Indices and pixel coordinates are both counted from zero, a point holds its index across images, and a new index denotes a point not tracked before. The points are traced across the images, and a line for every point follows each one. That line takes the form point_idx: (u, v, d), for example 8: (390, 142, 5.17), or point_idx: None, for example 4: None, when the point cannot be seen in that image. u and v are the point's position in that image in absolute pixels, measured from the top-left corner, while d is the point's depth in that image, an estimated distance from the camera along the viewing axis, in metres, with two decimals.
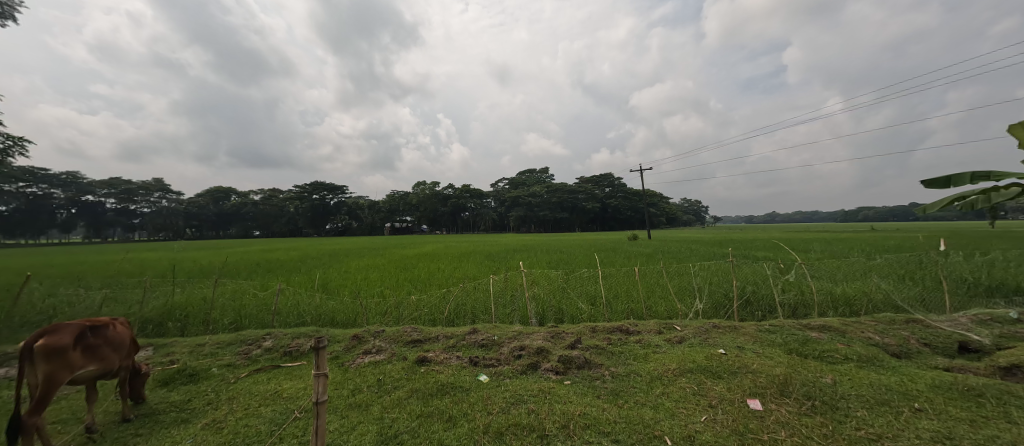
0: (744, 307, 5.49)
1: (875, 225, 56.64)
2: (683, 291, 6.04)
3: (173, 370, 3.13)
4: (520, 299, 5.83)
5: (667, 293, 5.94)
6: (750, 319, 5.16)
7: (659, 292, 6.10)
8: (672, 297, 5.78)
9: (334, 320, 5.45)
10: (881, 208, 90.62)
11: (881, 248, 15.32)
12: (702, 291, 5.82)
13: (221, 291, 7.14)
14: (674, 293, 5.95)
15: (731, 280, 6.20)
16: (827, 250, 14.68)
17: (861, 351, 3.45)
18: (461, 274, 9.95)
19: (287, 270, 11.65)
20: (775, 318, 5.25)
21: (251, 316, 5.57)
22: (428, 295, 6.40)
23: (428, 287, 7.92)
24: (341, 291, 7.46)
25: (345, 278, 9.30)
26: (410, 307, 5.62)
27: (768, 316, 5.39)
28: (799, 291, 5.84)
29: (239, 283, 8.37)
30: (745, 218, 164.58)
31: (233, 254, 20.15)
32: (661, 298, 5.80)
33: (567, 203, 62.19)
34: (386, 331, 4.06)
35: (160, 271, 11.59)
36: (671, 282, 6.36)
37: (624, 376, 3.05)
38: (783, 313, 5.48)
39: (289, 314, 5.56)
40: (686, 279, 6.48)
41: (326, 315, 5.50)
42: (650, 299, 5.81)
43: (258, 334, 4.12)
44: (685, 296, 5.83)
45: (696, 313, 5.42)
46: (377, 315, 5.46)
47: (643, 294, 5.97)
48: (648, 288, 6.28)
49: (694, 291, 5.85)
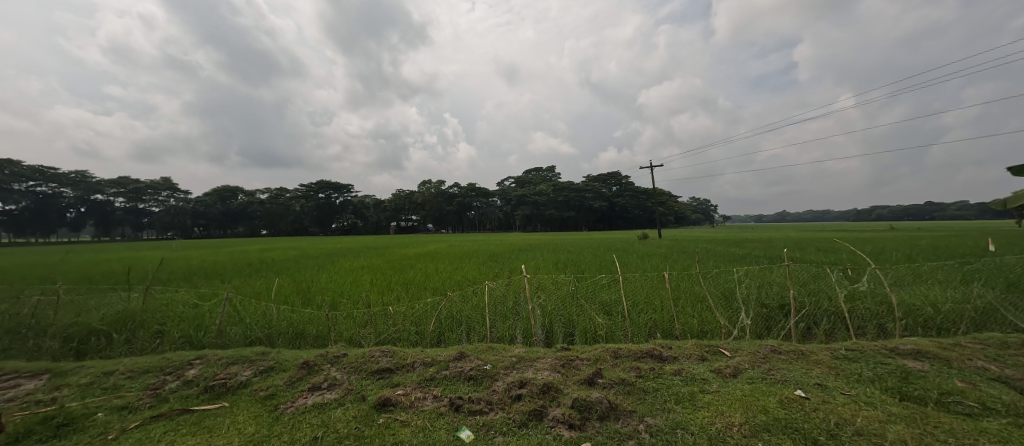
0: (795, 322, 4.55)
1: (895, 225, 54.64)
2: (715, 300, 5.15)
3: (37, 418, 2.26)
4: (522, 310, 5.00)
5: (698, 306, 5.02)
6: (802, 338, 4.23)
7: (686, 302, 5.23)
8: (705, 309, 4.88)
9: (305, 333, 4.69)
10: (897, 208, 88.21)
11: (919, 250, 14.12)
12: (739, 302, 4.92)
13: (190, 296, 6.39)
14: (707, 305, 5.04)
15: (774, 289, 5.25)
16: (860, 252, 13.56)
17: (1000, 396, 2.45)
18: (460, 277, 9.09)
19: (276, 271, 10.89)
20: (832, 339, 4.31)
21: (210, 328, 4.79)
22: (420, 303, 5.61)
23: (422, 292, 7.16)
24: (323, 297, 6.66)
25: (335, 280, 8.59)
26: (393, 319, 4.84)
27: (823, 334, 4.45)
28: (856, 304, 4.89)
29: (216, 286, 7.62)
30: (757, 216, 161.61)
31: (231, 254, 19.57)
32: (692, 311, 4.89)
33: (574, 202, 61.35)
34: (348, 356, 3.14)
35: (145, 273, 10.98)
36: (700, 294, 5.46)
37: (669, 435, 2.11)
38: (845, 331, 4.52)
39: (254, 324, 4.77)
40: (718, 286, 5.56)
41: (295, 327, 4.73)
42: (676, 310, 4.93)
43: (186, 357, 3.24)
44: (718, 307, 4.93)
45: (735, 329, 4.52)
46: (355, 329, 4.70)
47: (669, 307, 5.07)
48: (673, 299, 5.40)
49: (729, 301, 4.96)
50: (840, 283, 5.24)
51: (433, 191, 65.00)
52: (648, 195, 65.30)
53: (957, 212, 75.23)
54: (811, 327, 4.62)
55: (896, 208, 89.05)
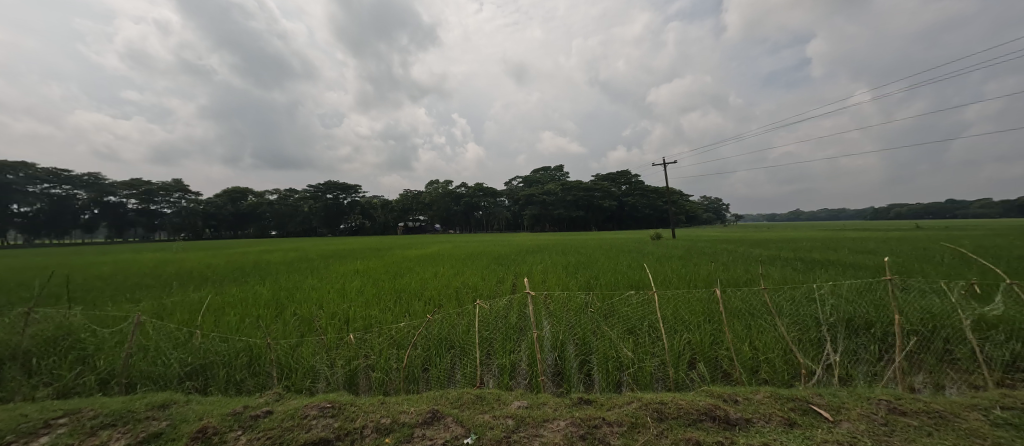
0: (870, 356, 3.60)
1: (917, 224, 52.70)
2: (762, 329, 4.25)
3: None
4: (527, 339, 4.15)
5: (741, 338, 4.11)
6: (890, 380, 3.27)
7: (725, 329, 4.32)
8: (748, 343, 3.99)
9: (262, 360, 3.91)
10: (918, 207, 85.21)
11: (961, 252, 12.94)
12: (793, 333, 4.01)
13: (148, 309, 5.68)
14: (750, 337, 4.14)
15: (834, 312, 4.33)
16: (896, 254, 12.46)
17: None
18: (460, 284, 8.29)
19: (266, 275, 10.25)
20: (930, 383, 3.31)
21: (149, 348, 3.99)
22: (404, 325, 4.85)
23: (415, 302, 6.37)
24: (299, 308, 5.88)
25: (321, 287, 7.82)
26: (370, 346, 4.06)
27: (914, 375, 3.45)
28: (952, 331, 3.86)
29: (187, 295, 6.92)
30: (771, 215, 158.01)
31: (231, 255, 19.20)
32: (730, 344, 4.00)
33: (583, 202, 60.30)
34: (274, 414, 2.20)
35: (131, 279, 10.46)
36: (738, 320, 4.57)
37: None
38: (941, 366, 3.51)
39: (199, 348, 3.97)
40: (764, 314, 4.64)
41: (251, 354, 3.96)
42: (713, 340, 4.06)
43: (49, 412, 2.31)
44: (769, 338, 4.01)
45: (793, 366, 3.59)
46: (326, 357, 3.91)
47: (704, 335, 4.20)
48: (706, 323, 4.51)
49: (781, 330, 4.03)
50: (924, 304, 4.22)
51: (440, 191, 64.57)
52: (659, 193, 64.06)
53: (983, 211, 72.31)
54: (892, 356, 3.66)
55: (918, 206, 86.04)
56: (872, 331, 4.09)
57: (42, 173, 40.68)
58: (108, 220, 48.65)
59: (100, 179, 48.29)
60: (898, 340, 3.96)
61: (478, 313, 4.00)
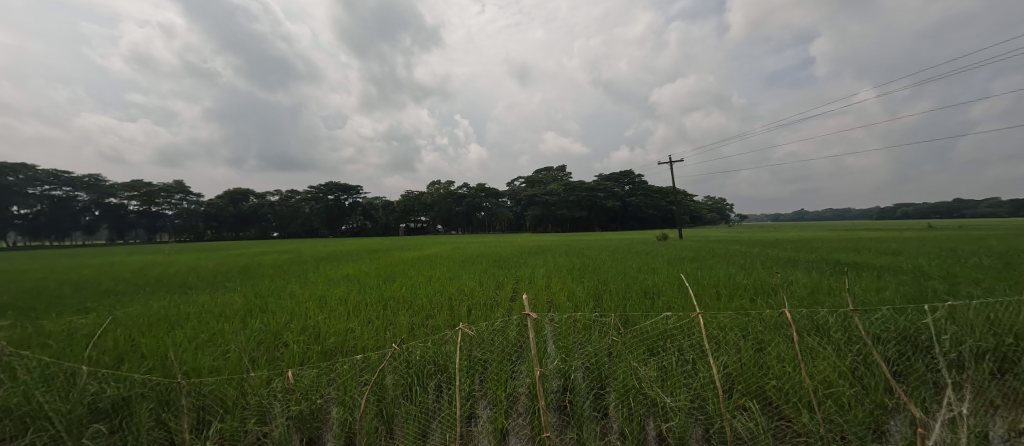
0: (951, 400, 2.92)
1: (928, 223, 51.39)
2: (808, 357, 3.55)
3: None
4: (526, 373, 3.50)
5: (787, 365, 3.41)
6: (984, 433, 2.60)
7: (762, 354, 3.62)
8: (797, 372, 3.28)
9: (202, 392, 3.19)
10: (926, 206, 83.85)
11: (988, 253, 12.20)
12: (845, 372, 3.34)
13: (93, 323, 4.96)
14: (798, 365, 3.42)
15: (891, 343, 3.68)
16: (920, 256, 11.74)
17: None
18: (454, 290, 7.64)
19: (248, 280, 9.59)
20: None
21: (66, 373, 3.27)
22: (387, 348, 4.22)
23: (400, 314, 5.71)
24: (268, 321, 5.18)
25: (301, 294, 7.14)
26: (337, 379, 3.39)
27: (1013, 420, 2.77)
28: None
29: (148, 304, 6.22)
30: (775, 215, 156.64)
31: (221, 258, 18.52)
32: (774, 373, 3.30)
33: (586, 202, 59.40)
34: None
35: (103, 285, 9.76)
36: (777, 339, 3.87)
37: None
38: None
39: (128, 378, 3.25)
40: (803, 337, 3.96)
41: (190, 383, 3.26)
42: (752, 370, 3.35)
43: None
44: (821, 371, 3.32)
45: (857, 414, 2.90)
46: (282, 388, 3.22)
47: (739, 358, 3.51)
48: (738, 340, 3.82)
49: (829, 367, 3.36)
50: (993, 338, 3.62)
51: (441, 191, 63.91)
52: (663, 193, 63.33)
53: (994, 209, 71.05)
54: (971, 398, 3.01)
55: (926, 205, 84.59)
56: (937, 362, 3.44)
57: (41, 174, 40.42)
58: (108, 221, 48.39)
59: (100, 180, 47.99)
60: (968, 374, 3.34)
61: (460, 337, 3.31)
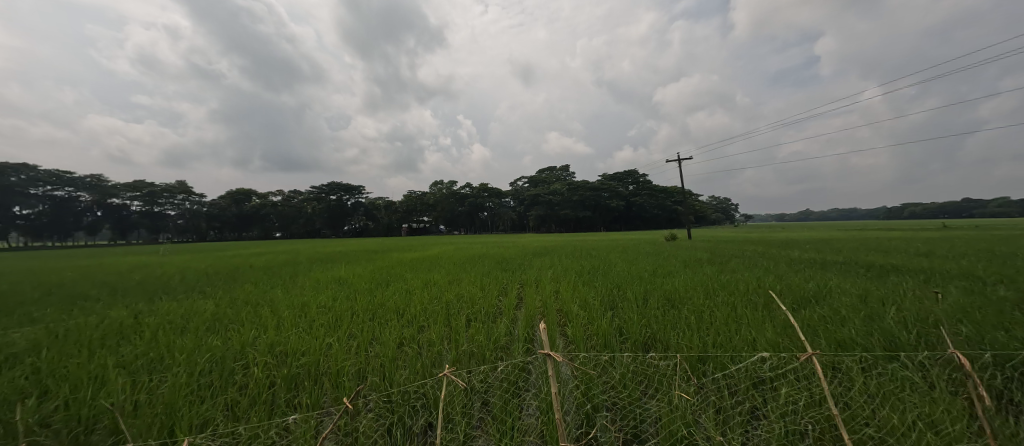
0: None
1: (940, 223, 50.07)
2: (900, 393, 2.79)
3: None
4: (538, 417, 2.77)
5: (875, 406, 2.65)
6: None
7: (840, 390, 2.84)
8: (896, 420, 2.51)
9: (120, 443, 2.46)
10: (936, 206, 82.39)
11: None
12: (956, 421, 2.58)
13: (28, 338, 4.26)
14: (889, 404, 2.68)
15: (988, 380, 2.98)
16: (952, 258, 10.93)
17: None
18: (453, 295, 6.94)
19: (231, 284, 8.92)
20: None
21: None
22: (368, 378, 3.52)
23: (388, 325, 5.01)
24: (234, 335, 4.47)
25: (283, 301, 6.45)
26: (299, 426, 2.65)
27: None
28: None
29: (106, 313, 5.51)
30: (781, 215, 154.88)
31: (214, 259, 17.88)
32: (865, 421, 2.52)
33: (591, 202, 58.44)
34: None
35: (79, 289, 9.12)
36: (849, 365, 3.11)
37: None
38: None
39: (35, 427, 2.57)
40: (878, 363, 3.20)
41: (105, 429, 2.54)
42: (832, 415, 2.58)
43: None
44: (922, 417, 2.54)
45: None
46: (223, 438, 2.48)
47: None
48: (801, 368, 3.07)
49: (934, 412, 2.58)
50: None
51: (444, 192, 63.34)
52: (668, 193, 62.46)
53: (1006, 209, 69.35)
54: None
55: (937, 205, 82.92)
56: None
57: (42, 175, 40.28)
58: (111, 222, 48.26)
59: (102, 180, 47.92)
60: None
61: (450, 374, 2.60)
